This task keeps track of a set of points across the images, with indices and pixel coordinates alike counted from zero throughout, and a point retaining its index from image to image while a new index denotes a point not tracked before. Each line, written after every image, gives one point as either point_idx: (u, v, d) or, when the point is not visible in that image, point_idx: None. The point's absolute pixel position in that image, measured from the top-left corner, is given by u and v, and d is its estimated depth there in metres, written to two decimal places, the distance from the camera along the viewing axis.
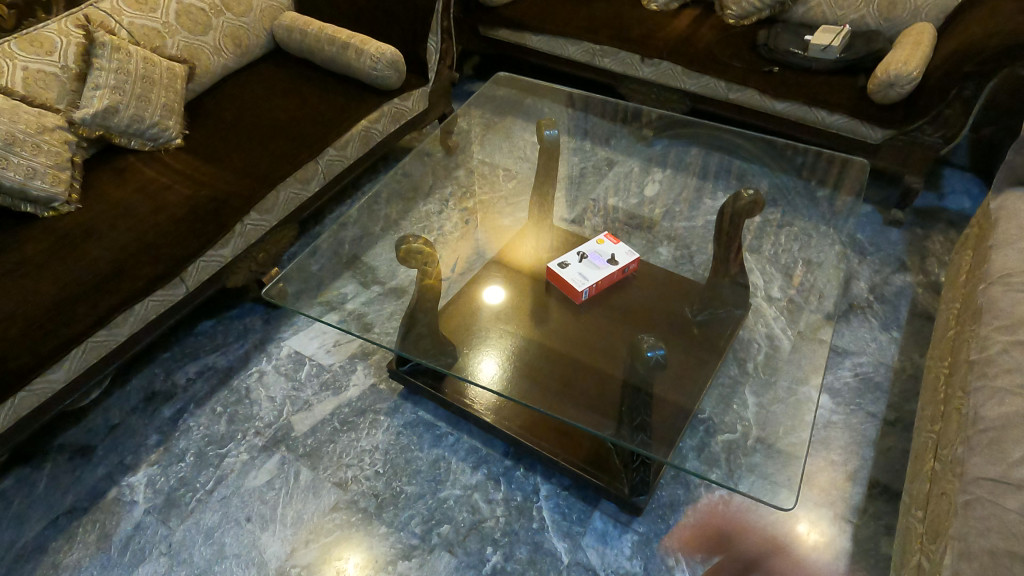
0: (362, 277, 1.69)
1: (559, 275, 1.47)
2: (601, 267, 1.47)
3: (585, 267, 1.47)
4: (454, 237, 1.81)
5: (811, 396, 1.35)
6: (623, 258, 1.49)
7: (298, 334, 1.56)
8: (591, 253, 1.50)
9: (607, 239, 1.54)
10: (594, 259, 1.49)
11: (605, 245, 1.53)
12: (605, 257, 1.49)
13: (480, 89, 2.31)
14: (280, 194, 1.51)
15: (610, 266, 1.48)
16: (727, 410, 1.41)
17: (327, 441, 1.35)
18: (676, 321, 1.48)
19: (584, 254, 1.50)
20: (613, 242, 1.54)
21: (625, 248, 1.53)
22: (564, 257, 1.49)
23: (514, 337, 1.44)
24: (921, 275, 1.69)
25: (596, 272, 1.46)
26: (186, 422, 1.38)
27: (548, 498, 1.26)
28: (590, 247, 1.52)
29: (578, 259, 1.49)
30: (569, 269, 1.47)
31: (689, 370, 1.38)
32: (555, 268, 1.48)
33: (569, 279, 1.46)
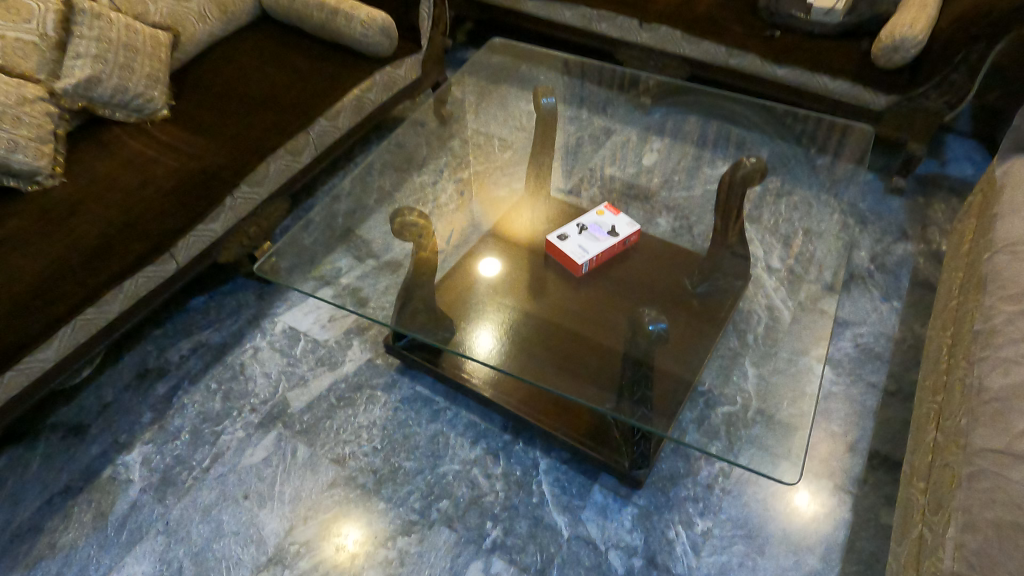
0: (357, 251, 1.66)
1: (559, 247, 1.44)
2: (602, 239, 1.44)
3: (586, 240, 1.44)
4: (449, 209, 1.77)
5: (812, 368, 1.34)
6: (624, 231, 1.46)
7: (292, 309, 1.54)
8: (592, 225, 1.47)
9: (606, 212, 1.51)
10: (595, 230, 1.46)
11: (605, 217, 1.50)
12: (606, 229, 1.46)
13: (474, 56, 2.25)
14: (271, 165, 1.47)
15: (611, 238, 1.45)
16: (727, 382, 1.40)
17: (324, 418, 1.34)
18: (675, 293, 1.46)
19: (584, 226, 1.47)
20: (613, 215, 1.52)
21: (626, 221, 1.51)
22: (564, 229, 1.46)
23: (512, 311, 1.42)
24: (923, 244, 1.67)
25: (596, 244, 1.43)
26: (180, 400, 1.36)
27: (548, 472, 1.25)
28: (590, 220, 1.49)
29: (578, 231, 1.46)
30: (569, 241, 1.44)
31: (690, 341, 1.37)
32: (554, 240, 1.45)
33: (569, 250, 1.42)
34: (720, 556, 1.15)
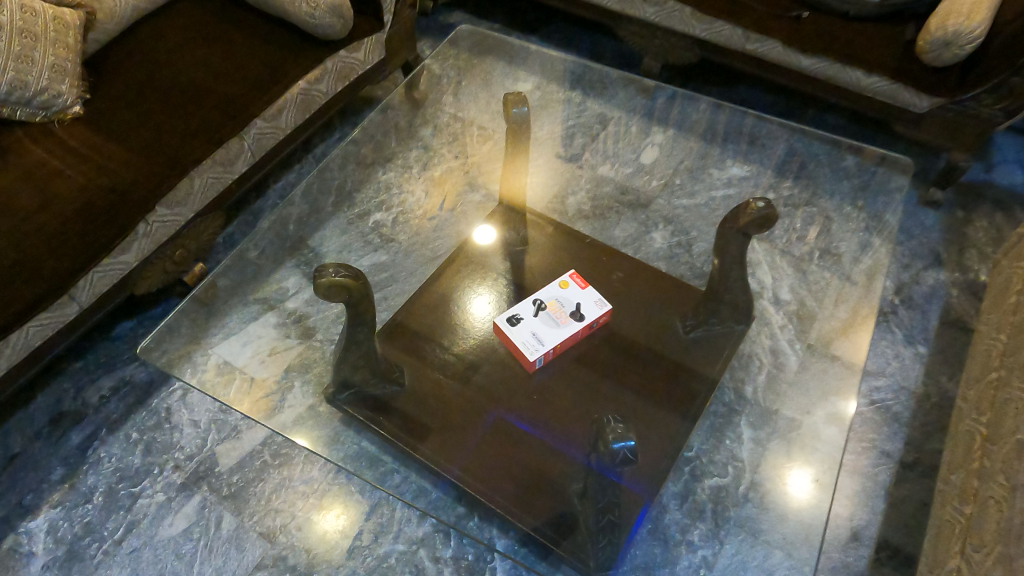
0: (307, 267, 1.46)
1: (508, 334, 1.18)
2: (562, 324, 1.18)
3: (542, 326, 1.18)
4: (415, 216, 1.62)
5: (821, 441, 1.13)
6: (591, 313, 1.19)
7: (228, 339, 1.34)
8: (551, 302, 1.20)
9: (572, 279, 1.23)
10: (555, 311, 1.19)
11: (569, 289, 1.22)
12: (569, 309, 1.19)
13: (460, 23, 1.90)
14: (198, 178, 1.26)
15: (575, 323, 1.18)
16: (718, 447, 1.21)
17: (254, 480, 1.18)
18: (666, 341, 1.24)
19: (542, 305, 1.19)
20: (581, 281, 1.23)
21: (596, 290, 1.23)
22: (515, 309, 1.19)
23: (495, 306, 1.30)
24: (958, 272, 1.44)
25: (555, 333, 1.17)
26: (96, 453, 1.21)
27: (504, 557, 1.10)
28: (550, 292, 1.21)
29: (534, 311, 1.19)
30: (522, 328, 1.18)
31: (669, 403, 1.17)
32: (502, 323, 1.19)
33: (519, 342, 1.17)
34: None
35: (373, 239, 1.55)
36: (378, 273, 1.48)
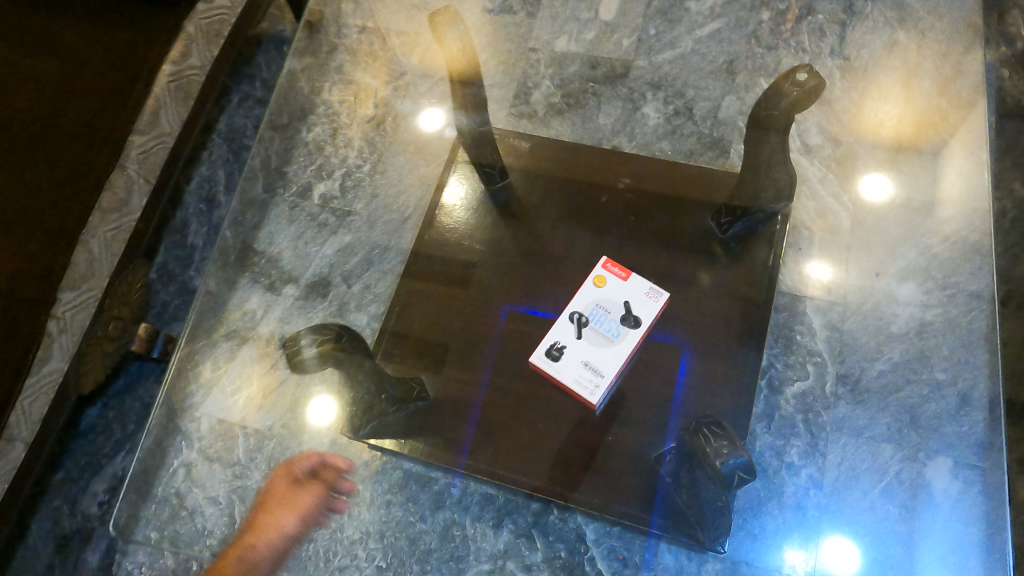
0: (266, 279, 1.24)
1: (557, 371, 0.99)
2: (617, 338, 0.99)
3: (594, 349, 0.99)
4: (364, 174, 1.30)
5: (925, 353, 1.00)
6: (647, 313, 1.01)
7: (211, 392, 1.16)
8: (595, 315, 1.00)
9: (608, 275, 1.04)
10: (602, 324, 1.00)
11: (609, 289, 1.03)
12: (619, 318, 1.00)
13: None
14: (92, 238, 1.01)
15: (632, 332, 0.99)
16: (791, 346, 1.06)
17: (302, 545, 1.04)
18: (701, 248, 1.07)
19: (584, 321, 1.00)
20: (618, 274, 1.04)
21: (639, 277, 1.04)
22: (554, 337, 1.00)
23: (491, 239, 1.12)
24: (1004, 47, 1.21)
25: (613, 353, 0.98)
26: (123, 567, 1.08)
27: (599, 542, 1.00)
28: (588, 302, 1.02)
29: (578, 333, 1.00)
30: (571, 359, 0.99)
31: (726, 322, 1.03)
32: (544, 358, 1.00)
33: (574, 378, 0.98)
34: None
35: (326, 218, 1.28)
36: (348, 259, 1.24)
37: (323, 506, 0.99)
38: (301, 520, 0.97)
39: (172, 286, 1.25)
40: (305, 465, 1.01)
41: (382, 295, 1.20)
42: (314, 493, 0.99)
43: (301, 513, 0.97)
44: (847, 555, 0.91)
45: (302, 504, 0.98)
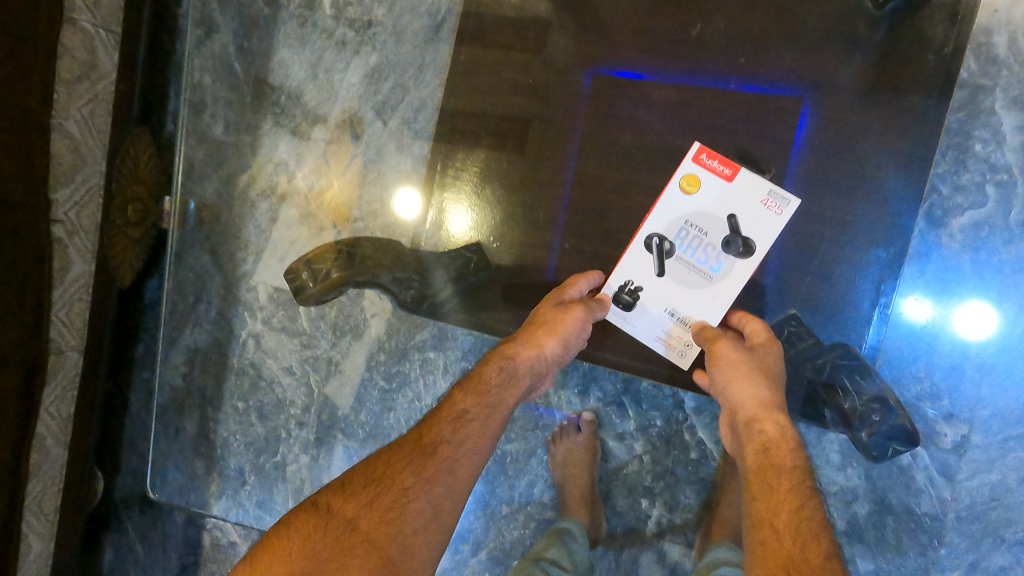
0: (293, 121, 1.05)
1: (633, 324, 0.84)
2: (716, 275, 0.81)
3: (683, 292, 0.82)
4: None
5: None
6: (762, 230, 0.79)
7: (263, 259, 1.06)
8: (680, 246, 0.82)
9: (704, 175, 0.81)
10: (695, 257, 0.81)
11: (706, 197, 0.81)
12: (717, 247, 0.80)
13: None
14: (69, 121, 0.82)
15: (740, 266, 0.80)
16: (963, 161, 0.79)
17: (384, 414, 1.02)
18: (836, 31, 0.80)
19: (668, 252, 0.82)
20: (721, 171, 0.81)
21: (747, 173, 0.80)
22: (630, 276, 0.84)
23: (558, 53, 0.91)
24: None
25: (711, 297, 0.81)
26: (219, 434, 1.08)
27: (699, 409, 0.88)
28: (674, 222, 0.82)
29: (659, 269, 0.82)
30: (653, 305, 0.83)
31: (872, 131, 0.79)
32: (617, 304, 0.84)
33: (656, 333, 0.83)
34: (986, 476, 0.79)
35: (344, 33, 1.03)
36: (378, 85, 1.01)
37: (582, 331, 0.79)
38: (561, 340, 0.76)
39: None
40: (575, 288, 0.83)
41: (424, 130, 0.98)
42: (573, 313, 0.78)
43: (561, 335, 0.77)
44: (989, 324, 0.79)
45: (563, 330, 0.77)
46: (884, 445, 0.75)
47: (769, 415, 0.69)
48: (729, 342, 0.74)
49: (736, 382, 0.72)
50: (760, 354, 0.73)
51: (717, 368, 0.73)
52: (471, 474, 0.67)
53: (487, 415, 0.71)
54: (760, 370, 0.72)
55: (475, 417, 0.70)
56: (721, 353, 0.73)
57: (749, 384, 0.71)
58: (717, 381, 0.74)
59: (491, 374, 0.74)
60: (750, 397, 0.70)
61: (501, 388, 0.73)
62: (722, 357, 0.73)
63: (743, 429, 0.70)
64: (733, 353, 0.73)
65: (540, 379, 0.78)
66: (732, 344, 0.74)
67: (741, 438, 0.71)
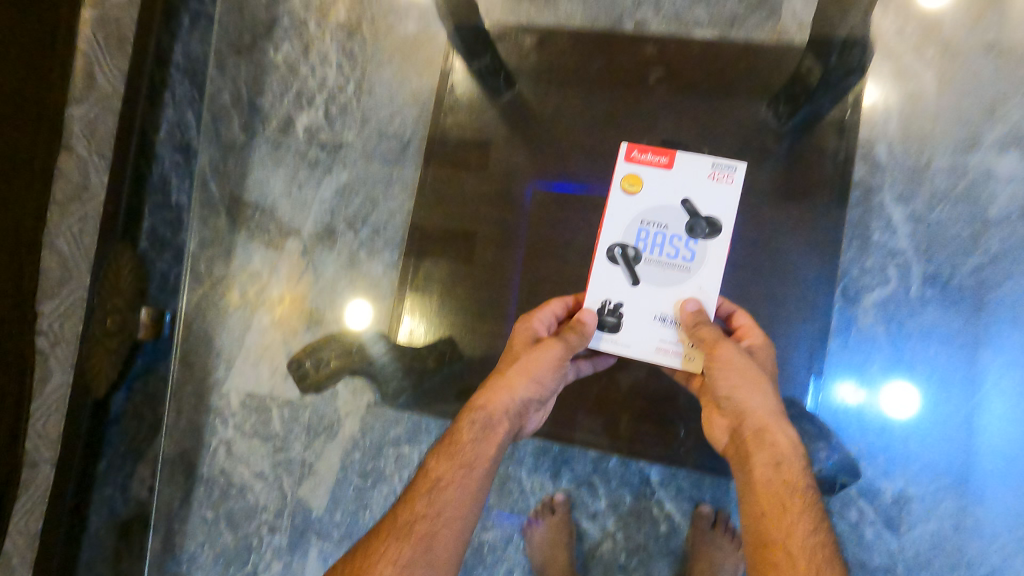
0: (266, 234, 1.11)
1: (629, 345, 0.84)
2: (691, 264, 0.84)
3: (665, 296, 0.84)
4: (349, 96, 1.11)
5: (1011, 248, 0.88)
6: (717, 201, 0.85)
7: (235, 365, 1.09)
8: (645, 246, 0.85)
9: (642, 171, 0.87)
10: (665, 252, 0.84)
11: (652, 190, 0.87)
12: (683, 234, 0.85)
13: None
14: (59, 238, 0.87)
15: (712, 242, 0.84)
16: (867, 250, 0.91)
17: (360, 512, 1.03)
18: (753, 147, 0.95)
19: (634, 258, 0.85)
20: (658, 164, 0.87)
21: (684, 160, 0.86)
22: (607, 295, 0.85)
23: (517, 170, 1.03)
24: None
25: (694, 285, 0.84)
26: (186, 548, 1.06)
27: (666, 483, 0.93)
28: (631, 226, 0.86)
29: (634, 279, 0.84)
30: (640, 316, 0.84)
31: (789, 229, 0.93)
32: (604, 327, 0.84)
33: (658, 343, 0.83)
34: (925, 527, 0.87)
35: (315, 155, 1.12)
36: (349, 200, 1.10)
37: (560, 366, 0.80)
38: (536, 381, 0.78)
39: None
40: (541, 324, 0.86)
41: (394, 238, 1.07)
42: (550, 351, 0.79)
43: (536, 375, 0.79)
44: (910, 400, 0.88)
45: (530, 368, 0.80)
46: (835, 477, 0.90)
47: (774, 423, 0.73)
48: (734, 347, 0.76)
49: (746, 389, 0.75)
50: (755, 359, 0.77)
51: (724, 372, 0.75)
52: (448, 550, 0.70)
53: (461, 475, 0.74)
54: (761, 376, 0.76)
55: (449, 482, 0.73)
56: (727, 357, 0.75)
57: (756, 391, 0.75)
58: (723, 385, 0.75)
59: (467, 431, 0.77)
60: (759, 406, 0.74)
61: (475, 450, 0.75)
62: (731, 363, 0.75)
63: (751, 437, 0.73)
64: (740, 360, 0.75)
65: (521, 418, 0.81)
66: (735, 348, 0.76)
67: (745, 447, 0.73)
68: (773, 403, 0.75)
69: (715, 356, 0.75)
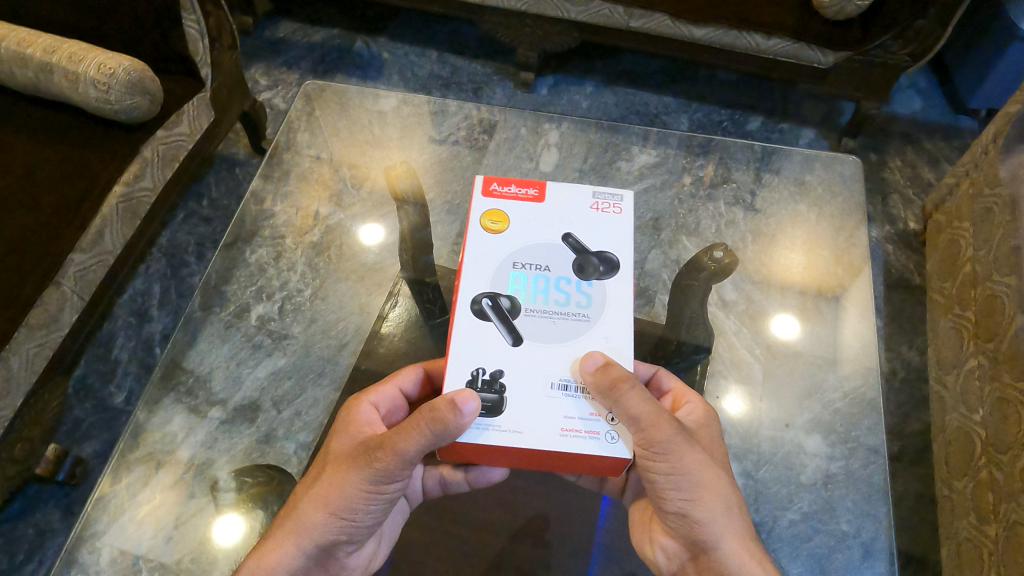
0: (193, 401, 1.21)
1: (521, 431, 0.63)
2: (588, 311, 0.71)
3: (558, 362, 0.67)
4: (304, 298, 1.34)
5: (814, 508, 1.16)
6: (601, 234, 0.77)
7: (117, 520, 1.05)
8: (519, 291, 0.72)
9: (505, 208, 0.78)
10: (552, 298, 0.72)
11: (520, 229, 0.77)
12: (571, 276, 0.74)
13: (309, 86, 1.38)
14: (16, 356, 0.95)
15: (608, 281, 0.73)
16: None
17: None
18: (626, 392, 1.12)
19: (511, 309, 0.70)
20: (529, 198, 0.79)
21: (554, 195, 0.80)
22: (482, 355, 0.67)
23: None
24: (888, 225, 1.41)
25: (597, 333, 0.70)
26: None
27: None
28: (504, 268, 0.74)
29: (513, 337, 0.68)
30: (533, 388, 0.65)
31: None
32: (481, 410, 0.64)
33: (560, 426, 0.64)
34: None
35: (261, 339, 1.29)
36: (282, 383, 1.27)
37: (372, 492, 0.66)
38: (336, 511, 0.67)
39: (89, 402, 1.20)
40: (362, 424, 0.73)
41: (314, 423, 1.24)
42: (355, 476, 0.65)
43: (335, 508, 0.67)
44: None
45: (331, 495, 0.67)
46: None
47: (736, 539, 0.67)
48: (677, 437, 0.64)
49: (701, 493, 0.66)
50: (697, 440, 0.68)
51: (673, 472, 0.65)
52: None
53: None
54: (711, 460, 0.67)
55: None
56: (671, 448, 0.64)
57: (721, 501, 0.67)
58: (675, 492, 0.66)
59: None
60: (719, 515, 0.67)
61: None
62: (681, 458, 0.65)
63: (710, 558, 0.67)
64: (690, 454, 0.66)
65: (322, 562, 0.71)
66: (676, 431, 0.65)
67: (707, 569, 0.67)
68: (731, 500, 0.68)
69: (660, 453, 0.64)
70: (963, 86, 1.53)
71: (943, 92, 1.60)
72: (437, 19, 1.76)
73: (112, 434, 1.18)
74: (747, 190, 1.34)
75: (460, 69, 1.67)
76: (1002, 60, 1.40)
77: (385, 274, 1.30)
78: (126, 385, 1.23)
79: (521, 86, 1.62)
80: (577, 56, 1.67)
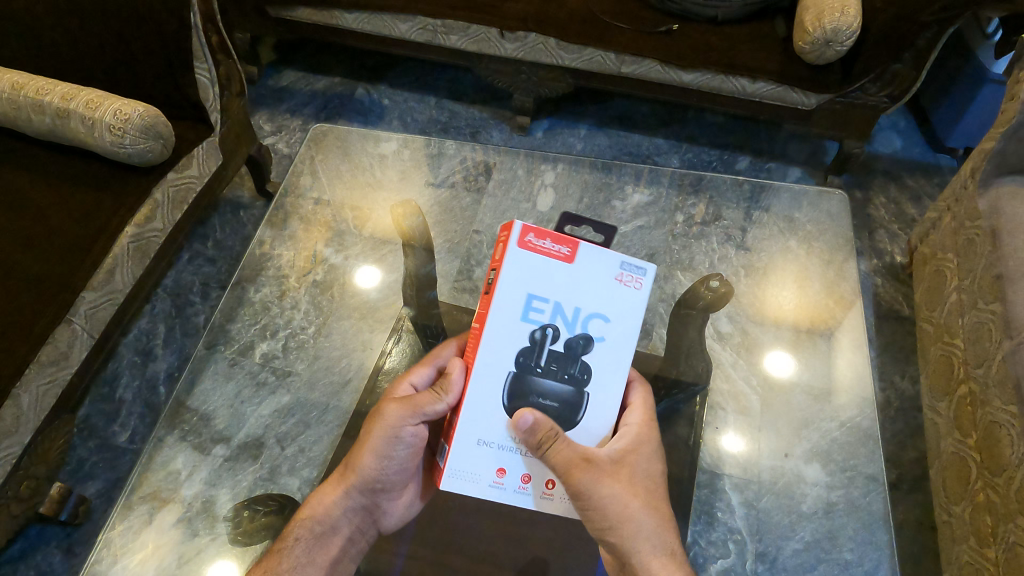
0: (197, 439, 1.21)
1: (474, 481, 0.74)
2: None
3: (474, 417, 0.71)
4: (307, 336, 1.36)
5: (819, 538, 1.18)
6: None
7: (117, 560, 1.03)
8: (556, 361, 0.73)
9: None
10: None
11: None
12: None
13: (317, 130, 1.44)
14: (25, 393, 0.96)
15: None
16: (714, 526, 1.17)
17: None
18: None
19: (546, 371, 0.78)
20: (556, 257, 0.74)
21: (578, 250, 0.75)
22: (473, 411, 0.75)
23: None
24: (876, 258, 1.46)
25: None
26: None
27: None
28: None
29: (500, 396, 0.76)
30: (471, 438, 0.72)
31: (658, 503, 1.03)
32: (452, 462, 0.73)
33: (478, 437, 0.72)
34: None
35: (265, 376, 1.30)
36: (285, 420, 1.27)
37: (393, 446, 0.75)
38: (367, 462, 0.76)
39: (93, 442, 1.21)
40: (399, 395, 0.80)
41: (316, 460, 1.24)
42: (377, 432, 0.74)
43: (369, 461, 0.76)
44: None
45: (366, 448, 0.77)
46: None
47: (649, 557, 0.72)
48: (589, 479, 0.71)
49: (618, 522, 0.72)
50: (619, 471, 0.73)
51: (589, 506, 0.71)
52: None
53: None
54: (629, 490, 0.72)
55: None
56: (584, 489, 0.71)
57: (638, 523, 0.72)
58: (594, 518, 0.72)
59: (293, 544, 0.78)
60: (638, 536, 0.72)
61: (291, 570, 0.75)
62: (597, 491, 0.70)
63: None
64: (607, 487, 0.71)
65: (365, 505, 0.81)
66: (588, 472, 0.71)
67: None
68: (648, 521, 0.72)
69: (575, 493, 0.71)
70: (941, 126, 1.60)
71: (922, 132, 1.66)
72: (436, 68, 1.83)
73: (115, 473, 1.19)
74: (738, 227, 1.39)
75: (457, 113, 1.73)
76: (975, 101, 1.47)
77: (388, 309, 1.33)
78: (130, 424, 1.24)
79: (517, 130, 1.68)
80: (570, 101, 1.74)
